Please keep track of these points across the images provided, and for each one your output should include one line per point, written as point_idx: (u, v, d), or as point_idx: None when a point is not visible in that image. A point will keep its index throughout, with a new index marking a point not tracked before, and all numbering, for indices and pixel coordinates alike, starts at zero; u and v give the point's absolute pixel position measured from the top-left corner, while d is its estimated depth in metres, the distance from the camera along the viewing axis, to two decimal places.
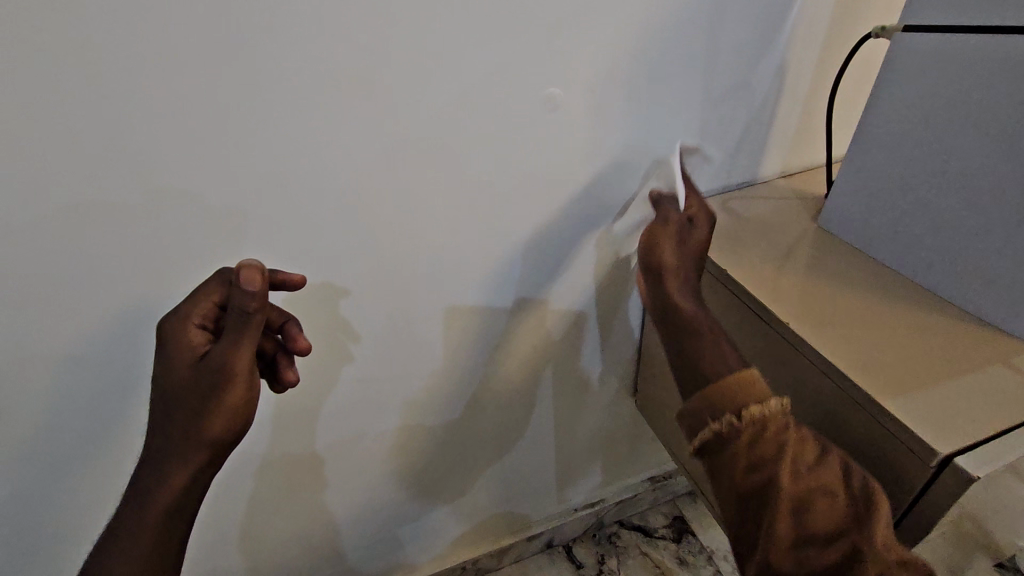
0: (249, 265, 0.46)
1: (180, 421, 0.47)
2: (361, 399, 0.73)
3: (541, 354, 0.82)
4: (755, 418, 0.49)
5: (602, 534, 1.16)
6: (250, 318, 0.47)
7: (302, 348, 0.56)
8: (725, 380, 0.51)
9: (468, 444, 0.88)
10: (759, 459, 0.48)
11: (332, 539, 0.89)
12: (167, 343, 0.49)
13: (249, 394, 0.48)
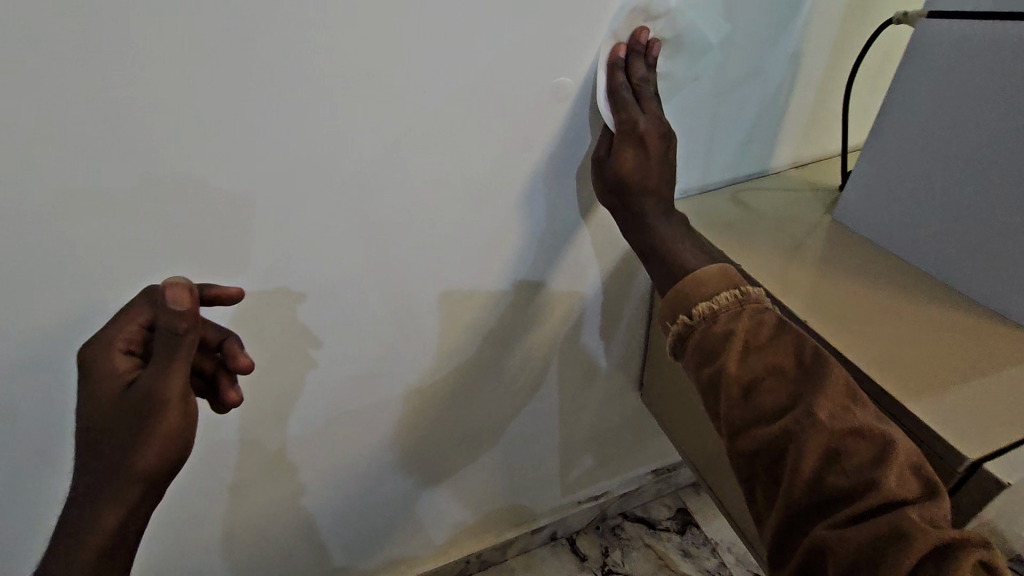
0: (176, 284, 0.45)
1: (110, 452, 0.44)
2: (364, 395, 0.72)
3: (545, 348, 0.81)
4: (705, 311, 0.51)
5: (605, 526, 1.16)
6: (180, 339, 0.45)
7: (243, 367, 0.51)
8: (677, 285, 0.53)
9: (473, 439, 0.87)
10: (711, 350, 0.50)
11: (335, 534, 0.89)
12: (90, 373, 0.47)
13: (186, 424, 0.46)
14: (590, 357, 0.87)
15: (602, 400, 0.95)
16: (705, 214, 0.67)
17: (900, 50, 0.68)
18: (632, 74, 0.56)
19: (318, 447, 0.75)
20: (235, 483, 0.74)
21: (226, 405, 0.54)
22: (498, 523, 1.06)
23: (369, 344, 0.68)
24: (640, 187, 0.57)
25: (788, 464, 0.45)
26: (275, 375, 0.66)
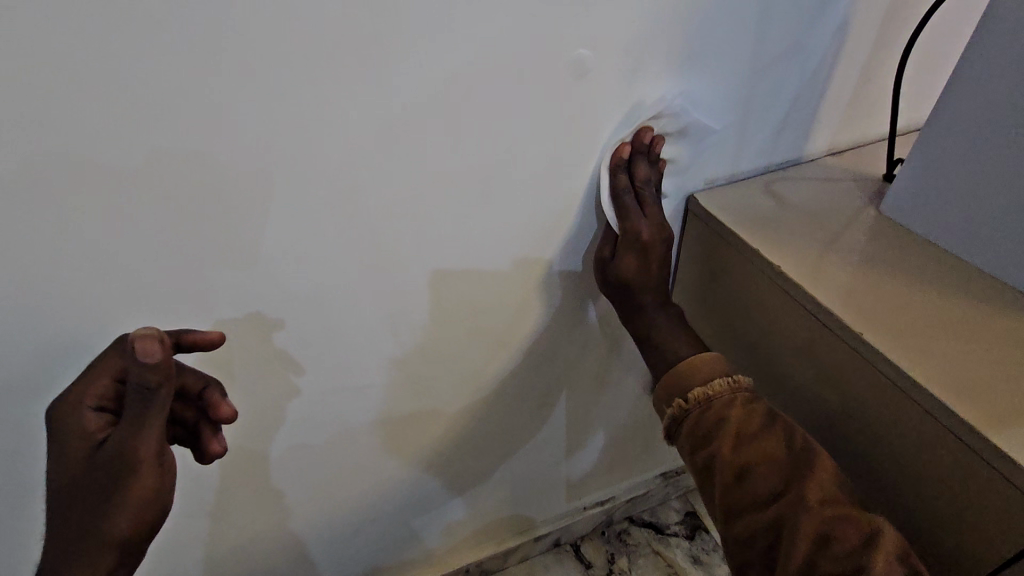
0: (145, 334, 0.40)
1: (79, 515, 0.41)
2: (357, 408, 0.66)
3: (552, 353, 0.75)
4: (699, 396, 0.55)
5: (611, 532, 1.11)
6: (152, 394, 0.41)
7: (223, 417, 0.49)
8: (674, 370, 0.57)
9: (475, 449, 0.81)
10: (704, 436, 0.54)
11: (326, 550, 0.82)
12: (60, 431, 0.44)
13: (161, 483, 0.43)
14: (601, 362, 0.81)
15: (611, 405, 0.89)
16: (736, 207, 0.60)
17: (969, 27, 0.63)
18: (635, 176, 0.56)
19: (306, 463, 0.69)
20: (216, 502, 0.67)
21: (209, 456, 0.52)
22: (499, 532, 1.01)
23: (362, 355, 0.61)
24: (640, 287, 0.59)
25: (782, 551, 0.48)
26: (257, 389, 0.59)
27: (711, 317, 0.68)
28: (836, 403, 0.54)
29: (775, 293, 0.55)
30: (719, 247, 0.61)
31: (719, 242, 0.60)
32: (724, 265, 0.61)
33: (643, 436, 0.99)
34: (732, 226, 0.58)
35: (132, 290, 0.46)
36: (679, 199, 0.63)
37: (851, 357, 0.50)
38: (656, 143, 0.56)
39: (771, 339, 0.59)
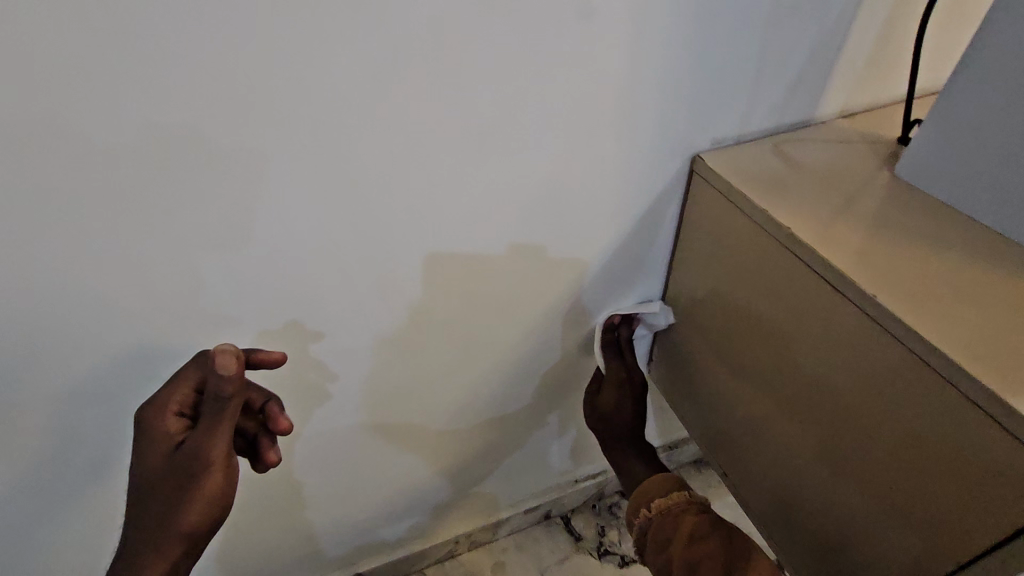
0: (225, 351, 0.48)
1: (158, 509, 0.48)
2: (346, 365, 0.65)
3: (549, 322, 0.72)
4: (661, 504, 0.69)
5: (602, 505, 1.10)
6: (227, 402, 0.49)
7: (281, 429, 0.56)
8: (644, 485, 0.73)
9: (467, 419, 0.80)
10: (664, 540, 0.66)
11: (314, 511, 0.82)
12: (146, 433, 0.51)
13: (225, 484, 0.49)
14: None
15: None
16: (745, 168, 0.58)
17: None
18: (620, 335, 0.77)
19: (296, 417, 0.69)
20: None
21: (264, 465, 0.58)
22: (489, 504, 1.00)
23: (353, 310, 0.60)
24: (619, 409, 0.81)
25: None
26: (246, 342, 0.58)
27: (707, 354, 0.70)
28: (826, 443, 0.56)
29: (784, 293, 0.55)
30: (724, 209, 0.59)
31: (727, 233, 0.60)
32: (730, 270, 0.61)
33: None
34: (742, 189, 0.55)
35: (125, 221, 0.46)
36: (684, 158, 0.61)
37: (856, 351, 0.49)
38: (638, 319, 0.76)
39: (767, 375, 0.61)
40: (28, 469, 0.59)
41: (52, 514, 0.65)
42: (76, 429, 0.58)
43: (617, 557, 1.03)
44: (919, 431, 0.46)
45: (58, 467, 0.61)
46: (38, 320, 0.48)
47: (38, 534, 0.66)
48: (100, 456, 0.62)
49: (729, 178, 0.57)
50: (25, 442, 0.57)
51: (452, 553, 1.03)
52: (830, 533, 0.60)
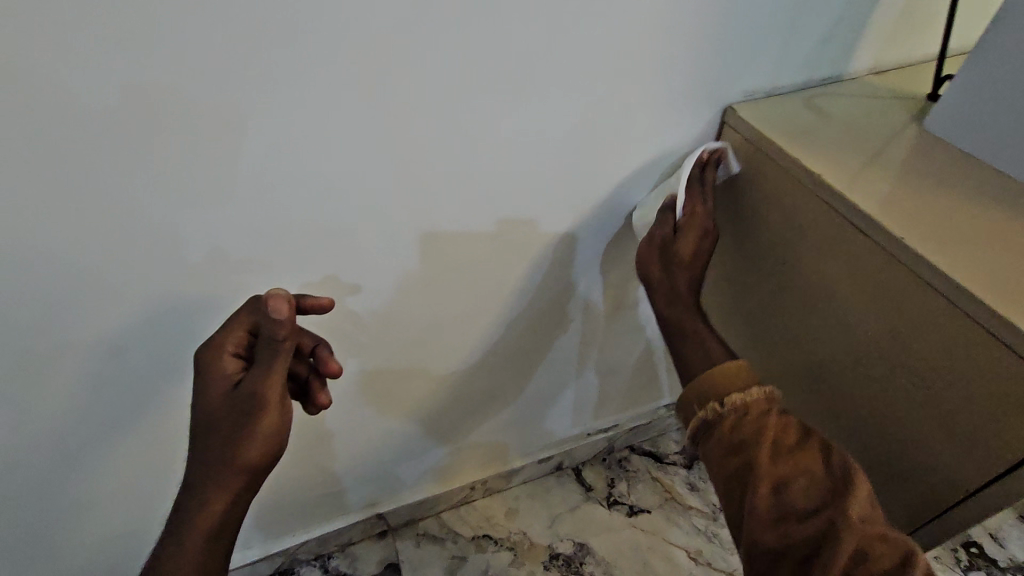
0: (278, 295, 0.53)
1: (221, 443, 0.54)
2: (378, 305, 0.67)
3: (569, 268, 0.76)
4: (736, 401, 0.57)
5: (612, 459, 1.14)
6: (280, 344, 0.54)
7: (332, 372, 0.60)
8: (710, 374, 0.60)
9: (488, 364, 0.84)
10: (738, 444, 0.56)
11: (340, 452, 0.86)
12: (205, 369, 0.55)
13: (281, 420, 0.55)
14: (616, 281, 0.82)
15: (621, 328, 0.91)
16: (778, 120, 0.59)
17: None
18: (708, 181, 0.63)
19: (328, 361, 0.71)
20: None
21: (316, 406, 0.62)
22: (506, 451, 1.04)
23: (387, 250, 0.62)
24: (689, 268, 0.63)
25: (817, 564, 0.48)
26: (287, 280, 0.60)
27: (735, 318, 0.74)
28: (842, 402, 0.61)
29: (809, 262, 0.58)
30: (754, 160, 0.60)
31: (753, 202, 0.62)
32: (755, 239, 0.64)
33: (649, 366, 1.02)
34: (777, 141, 0.57)
35: (186, 157, 0.48)
36: (716, 109, 0.62)
37: (878, 312, 0.53)
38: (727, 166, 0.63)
39: (791, 338, 0.66)
40: (78, 402, 0.61)
41: (96, 450, 0.67)
42: (124, 363, 0.60)
43: (626, 506, 1.07)
44: (928, 388, 0.51)
45: (105, 402, 0.63)
46: (100, 246, 0.50)
47: (83, 468, 0.68)
48: (144, 394, 0.64)
49: (765, 130, 0.58)
50: (76, 374, 0.59)
51: (468, 499, 1.07)
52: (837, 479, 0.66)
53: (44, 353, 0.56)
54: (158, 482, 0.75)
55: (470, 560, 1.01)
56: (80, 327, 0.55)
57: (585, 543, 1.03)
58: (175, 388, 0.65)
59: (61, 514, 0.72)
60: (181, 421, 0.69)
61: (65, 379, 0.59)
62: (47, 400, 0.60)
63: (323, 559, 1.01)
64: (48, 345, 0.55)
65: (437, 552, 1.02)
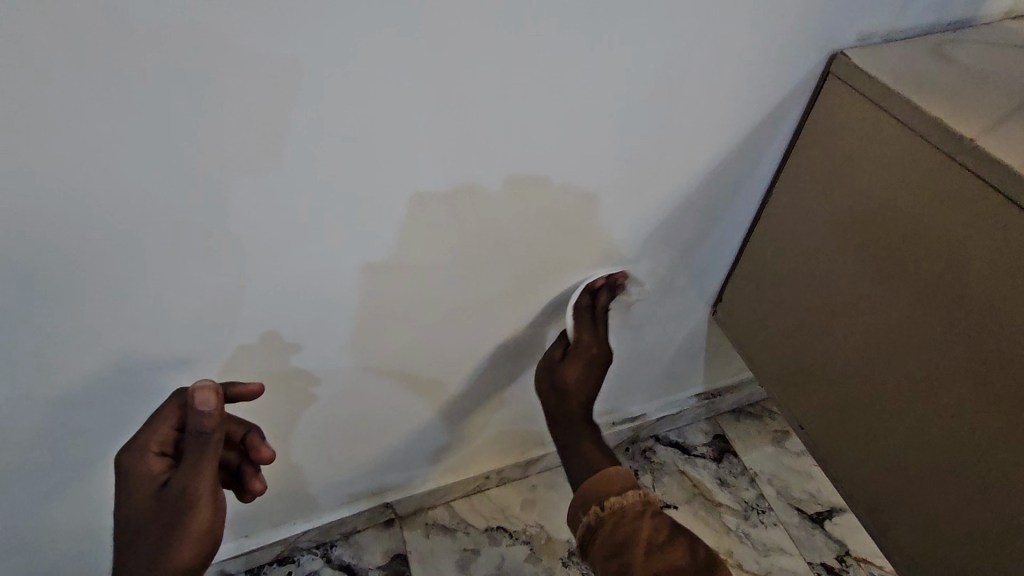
0: (204, 387, 0.52)
1: (150, 546, 0.50)
2: (405, 277, 0.59)
3: (620, 244, 0.66)
4: (613, 505, 0.65)
5: (635, 449, 1.05)
6: (208, 437, 0.51)
7: (263, 457, 0.59)
8: (591, 480, 0.68)
9: (519, 350, 0.76)
10: (617, 545, 0.61)
11: (348, 441, 0.77)
12: (128, 475, 0.53)
13: (214, 516, 0.51)
14: (671, 263, 0.73)
15: (662, 312, 0.81)
16: (901, 67, 0.50)
17: None
18: (597, 302, 0.71)
19: (337, 334, 0.61)
20: (248, 373, 0.61)
21: (250, 494, 0.61)
22: (526, 439, 0.96)
23: (422, 212, 0.54)
24: (576, 393, 0.74)
25: None
26: (311, 241, 0.52)
27: (756, 309, 0.74)
28: (859, 397, 0.61)
29: (861, 253, 0.57)
30: (868, 111, 0.52)
31: (818, 185, 0.60)
32: (806, 227, 0.62)
33: (689, 354, 0.92)
34: (904, 93, 0.48)
35: (210, 73, 0.39)
36: (823, 53, 0.54)
37: (933, 313, 0.52)
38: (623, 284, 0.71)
39: (813, 332, 0.65)
40: (66, 376, 0.53)
41: (84, 433, 0.59)
42: (122, 334, 0.52)
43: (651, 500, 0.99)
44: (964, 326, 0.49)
45: (94, 377, 0.54)
46: (96, 187, 0.42)
47: (71, 453, 0.60)
48: (142, 371, 0.56)
49: (889, 78, 0.50)
50: (64, 343, 0.51)
51: (481, 488, 1.00)
52: (829, 467, 0.67)
53: (26, 317, 0.48)
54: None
55: (483, 553, 0.94)
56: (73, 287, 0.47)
57: None
58: (180, 365, 0.57)
59: (45, 499, 0.64)
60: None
61: (54, 348, 0.51)
62: (31, 372, 0.52)
63: (325, 548, 0.94)
64: (34, 307, 0.47)
65: (447, 544, 0.95)
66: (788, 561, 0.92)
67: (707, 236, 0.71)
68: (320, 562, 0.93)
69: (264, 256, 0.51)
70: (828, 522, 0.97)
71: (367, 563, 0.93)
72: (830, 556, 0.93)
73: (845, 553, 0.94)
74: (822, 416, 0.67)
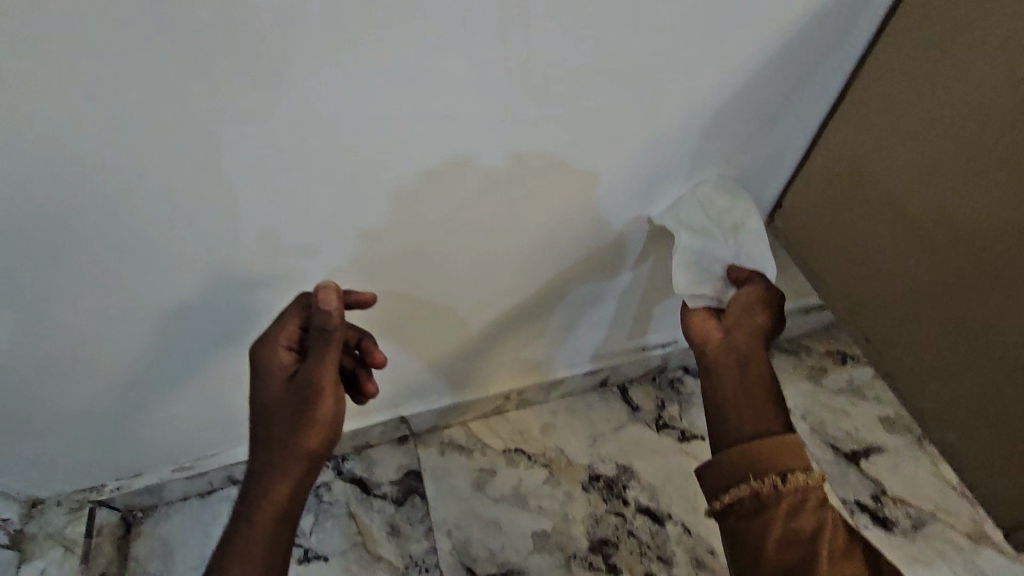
0: (326, 287, 0.61)
1: (280, 430, 0.56)
2: (435, 138, 0.55)
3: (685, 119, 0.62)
4: (802, 482, 0.56)
5: (663, 379, 1.01)
6: (331, 333, 0.58)
7: (377, 361, 0.62)
8: (769, 440, 0.58)
9: (548, 248, 0.72)
10: (793, 533, 0.54)
11: (376, 333, 0.75)
12: (263, 366, 0.59)
13: (336, 406, 0.57)
14: (733, 148, 0.68)
15: None
16: None
17: None
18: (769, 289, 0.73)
19: (360, 203, 0.58)
20: (271, 240, 0.59)
21: (365, 396, 0.64)
22: (549, 358, 0.91)
23: (469, 56, 0.50)
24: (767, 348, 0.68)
25: None
26: (347, 79, 0.48)
27: (810, 231, 0.72)
28: (908, 310, 0.63)
29: (925, 162, 0.57)
30: None
31: (894, 85, 0.58)
32: (870, 134, 0.61)
33: None
34: None
35: None
36: None
37: None
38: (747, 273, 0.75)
39: (865, 246, 0.65)
40: (79, 217, 0.52)
41: (101, 285, 0.58)
42: (139, 172, 0.50)
43: (677, 431, 0.95)
44: None
45: (113, 223, 0.53)
46: None
47: (100, 286, 0.58)
48: (161, 220, 0.54)
49: None
50: (83, 169, 0.48)
51: (499, 411, 0.96)
52: (886, 382, 0.67)
53: (39, 141, 0.46)
54: (177, 341, 0.67)
55: (501, 473, 0.90)
56: (90, 110, 0.45)
57: (629, 466, 0.91)
58: (223, 208, 0.55)
59: (64, 363, 0.64)
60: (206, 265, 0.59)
61: (67, 182, 0.49)
62: (45, 207, 0.50)
63: (336, 461, 0.91)
64: (48, 127, 0.45)
65: (463, 464, 0.91)
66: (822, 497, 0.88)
67: (776, 119, 0.66)
68: (330, 475, 0.89)
69: (299, 93, 0.48)
70: (863, 462, 0.92)
71: (380, 478, 0.89)
72: (864, 494, 0.88)
73: (881, 492, 0.89)
74: (883, 335, 0.66)
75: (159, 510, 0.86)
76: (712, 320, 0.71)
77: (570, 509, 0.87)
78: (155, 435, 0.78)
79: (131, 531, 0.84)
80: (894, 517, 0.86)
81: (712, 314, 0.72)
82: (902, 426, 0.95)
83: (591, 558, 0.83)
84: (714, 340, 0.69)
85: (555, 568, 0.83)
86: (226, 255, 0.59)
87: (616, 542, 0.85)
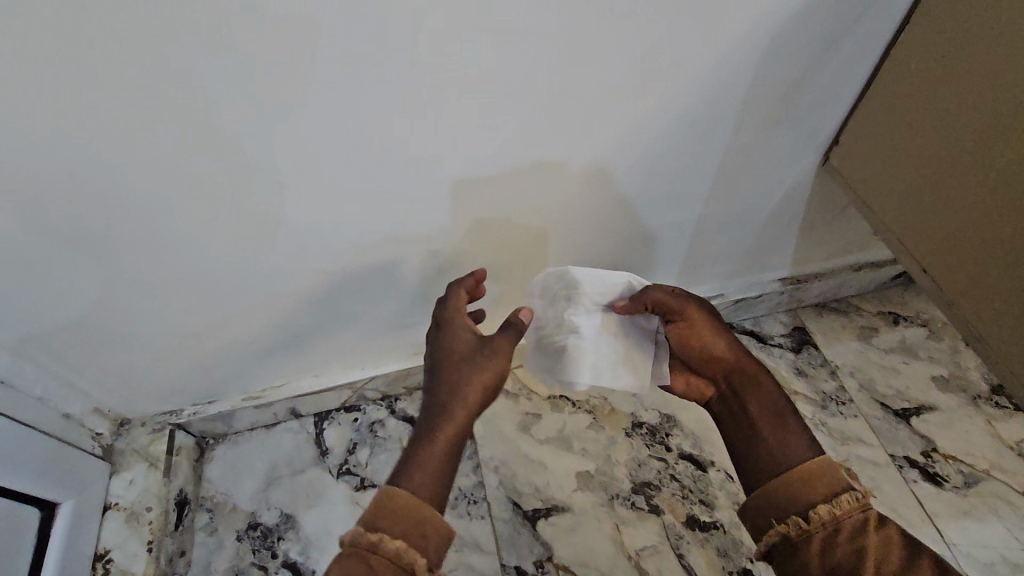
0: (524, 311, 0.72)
1: (460, 370, 0.68)
2: (497, 54, 0.56)
3: (737, 59, 0.63)
4: (825, 516, 0.61)
5: None
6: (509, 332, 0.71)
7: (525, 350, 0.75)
8: (787, 479, 0.65)
9: (598, 190, 0.74)
10: (833, 564, 0.60)
11: (432, 270, 0.79)
12: (450, 322, 0.71)
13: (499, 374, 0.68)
14: (786, 91, 0.68)
15: (760, 160, 0.76)
16: None
17: None
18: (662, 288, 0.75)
19: (423, 129, 0.60)
20: (339, 166, 0.61)
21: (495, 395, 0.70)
22: None
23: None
24: (743, 368, 0.74)
25: None
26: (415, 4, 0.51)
27: (863, 197, 0.74)
28: (976, 255, 0.64)
29: (993, 77, 0.56)
30: None
31: (951, 21, 0.58)
32: (928, 78, 0.62)
33: (781, 219, 0.86)
34: None
35: None
36: None
37: None
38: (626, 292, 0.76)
39: (926, 168, 0.66)
40: (163, 151, 0.55)
41: (180, 220, 0.62)
42: (216, 103, 0.53)
43: None
44: None
45: (196, 157, 0.57)
46: None
47: (178, 224, 0.62)
48: (238, 152, 0.57)
49: None
50: (169, 106, 0.52)
51: None
52: (963, 336, 0.68)
53: (128, 80, 0.49)
54: (250, 276, 0.71)
55: (545, 418, 0.93)
56: (179, 31, 0.48)
57: (672, 415, 0.93)
58: (293, 147, 0.58)
59: (145, 297, 0.69)
60: (278, 198, 0.63)
61: (156, 113, 0.52)
62: (138, 135, 0.53)
63: (390, 400, 0.97)
64: (138, 64, 0.49)
65: (509, 407, 0.94)
66: (871, 452, 0.88)
67: (830, 59, 0.66)
68: (384, 413, 0.96)
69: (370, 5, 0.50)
70: (914, 419, 0.90)
71: None
72: (915, 451, 0.87)
73: (932, 449, 0.88)
74: (953, 284, 0.68)
75: (228, 439, 0.93)
76: (689, 375, 0.78)
77: (613, 452, 0.90)
78: (227, 365, 0.83)
79: (204, 455, 0.92)
80: (945, 474, 0.85)
81: (682, 368, 0.78)
82: (957, 385, 0.93)
83: (633, 498, 0.86)
84: (709, 395, 0.77)
85: (598, 506, 0.85)
86: (293, 189, 0.62)
87: (659, 485, 0.87)
